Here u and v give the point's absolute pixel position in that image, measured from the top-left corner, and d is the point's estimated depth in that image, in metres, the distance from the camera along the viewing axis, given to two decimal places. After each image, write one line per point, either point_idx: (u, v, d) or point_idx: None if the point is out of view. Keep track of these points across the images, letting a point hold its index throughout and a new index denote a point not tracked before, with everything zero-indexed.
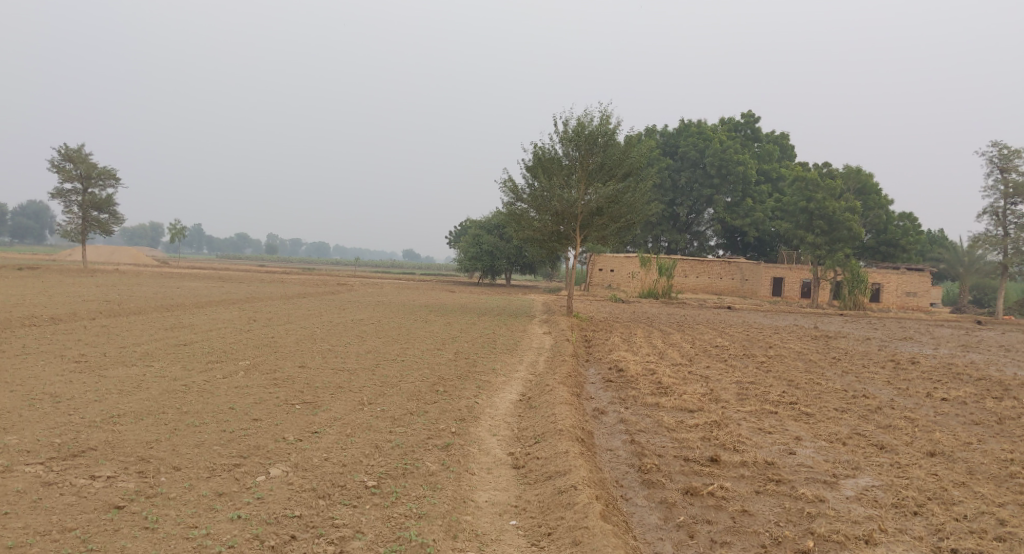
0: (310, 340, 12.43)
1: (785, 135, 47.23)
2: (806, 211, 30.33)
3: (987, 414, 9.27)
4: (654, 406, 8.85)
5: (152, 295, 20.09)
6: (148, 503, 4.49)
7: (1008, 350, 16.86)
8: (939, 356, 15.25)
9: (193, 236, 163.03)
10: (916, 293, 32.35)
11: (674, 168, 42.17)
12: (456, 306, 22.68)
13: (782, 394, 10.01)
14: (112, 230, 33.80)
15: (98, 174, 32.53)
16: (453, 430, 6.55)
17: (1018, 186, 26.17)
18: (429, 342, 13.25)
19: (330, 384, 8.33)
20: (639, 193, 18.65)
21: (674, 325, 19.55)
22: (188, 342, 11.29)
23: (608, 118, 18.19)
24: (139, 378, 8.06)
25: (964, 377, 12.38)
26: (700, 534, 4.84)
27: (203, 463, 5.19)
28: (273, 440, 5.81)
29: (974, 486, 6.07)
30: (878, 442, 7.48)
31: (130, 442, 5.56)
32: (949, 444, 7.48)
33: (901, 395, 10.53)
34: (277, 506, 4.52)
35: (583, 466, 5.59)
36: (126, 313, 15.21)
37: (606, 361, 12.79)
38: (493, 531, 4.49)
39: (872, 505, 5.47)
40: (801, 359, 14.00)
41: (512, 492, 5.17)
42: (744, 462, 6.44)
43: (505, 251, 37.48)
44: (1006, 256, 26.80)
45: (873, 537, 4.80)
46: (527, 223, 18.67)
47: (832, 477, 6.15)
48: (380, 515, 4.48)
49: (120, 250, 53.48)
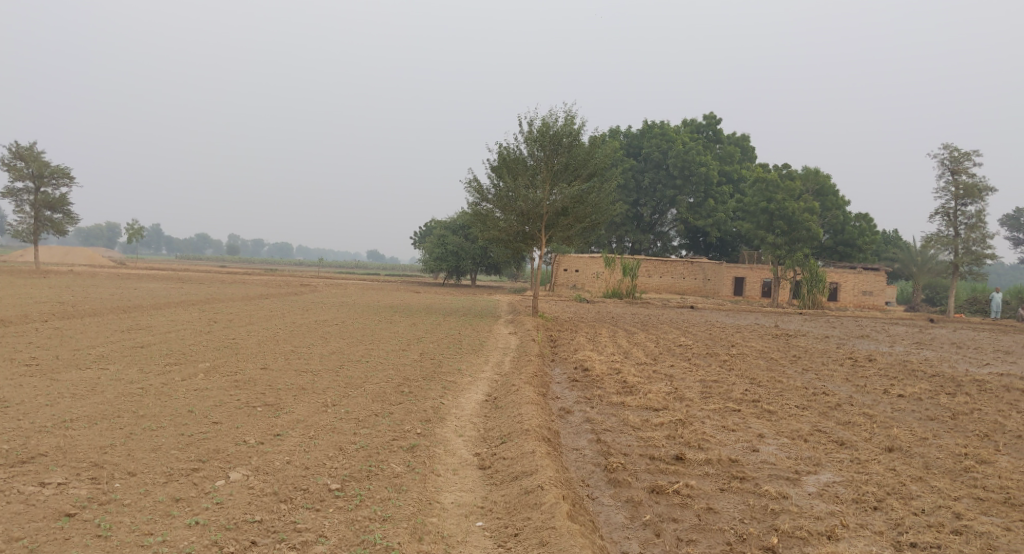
0: (273, 341, 12.19)
1: (746, 136, 48.17)
2: (767, 211, 30.97)
3: (940, 410, 9.57)
4: (619, 405, 8.91)
5: (107, 296, 19.49)
6: (101, 510, 4.30)
7: (960, 347, 17.47)
8: (895, 353, 15.70)
9: (150, 236, 158.57)
10: (872, 293, 33.30)
11: (637, 169, 42.62)
12: (422, 306, 22.54)
13: (744, 392, 10.17)
14: (66, 230, 32.66)
15: (51, 172, 31.38)
16: (419, 432, 6.48)
17: (969, 188, 27.15)
18: (394, 342, 13.12)
19: (292, 386, 8.16)
20: (604, 193, 18.79)
21: (639, 325, 19.76)
22: (145, 344, 10.96)
23: (573, 118, 18.28)
24: (93, 381, 7.78)
25: (918, 373, 12.77)
26: (666, 533, 4.87)
27: (160, 467, 5.00)
28: (233, 444, 5.64)
29: (931, 481, 6.25)
30: (838, 438, 7.65)
31: (83, 447, 5.35)
32: (906, 440, 7.70)
33: (859, 391, 10.81)
34: (236, 511, 4.38)
35: (550, 466, 5.57)
36: (80, 315, 14.71)
37: (572, 360, 12.83)
38: (459, 532, 4.43)
39: (833, 501, 5.58)
40: (762, 357, 14.26)
41: (479, 493, 5.12)
42: (709, 460, 6.51)
43: (471, 251, 37.41)
44: (957, 255, 27.76)
45: (834, 532, 4.88)
46: (493, 223, 18.64)
47: (795, 474, 6.27)
48: (344, 519, 4.37)
49: (74, 250, 51.69)
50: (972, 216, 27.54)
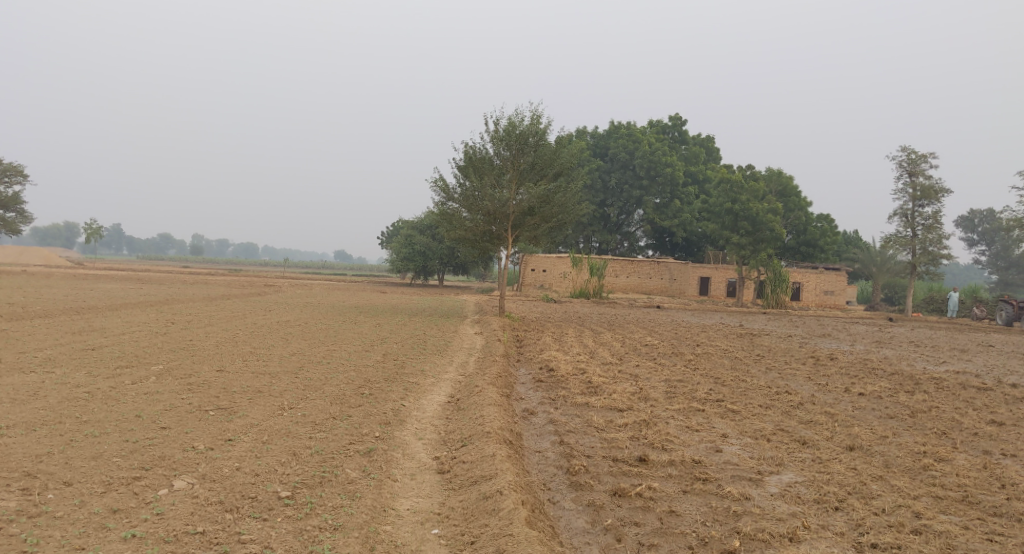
0: (232, 342, 11.82)
1: (711, 137, 48.80)
2: (731, 212, 31.37)
3: (899, 408, 9.72)
4: (584, 405, 8.82)
5: (61, 297, 18.77)
6: (29, 524, 3.94)
7: (917, 346, 17.87)
8: (855, 352, 15.98)
9: (109, 234, 153.90)
10: (833, 293, 34.00)
11: (604, 169, 42.81)
12: (388, 307, 22.20)
13: (709, 392, 10.18)
14: (19, 229, 31.42)
15: (3, 170, 30.16)
16: (377, 435, 6.27)
17: (926, 190, 27.89)
18: (357, 343, 12.84)
19: (248, 388, 7.85)
20: (570, 193, 18.73)
21: (605, 324, 19.75)
22: (96, 346, 10.52)
23: (539, 118, 18.18)
24: (36, 385, 7.36)
25: (878, 372, 12.97)
26: (627, 537, 4.75)
27: (99, 476, 4.66)
28: (181, 450, 5.35)
29: (891, 480, 6.28)
30: (800, 438, 7.68)
31: (17, 457, 4.97)
32: (866, 439, 7.77)
33: (821, 390, 10.92)
34: (177, 523, 4.07)
35: (510, 469, 5.42)
36: (29, 316, 14.10)
37: (538, 361, 12.69)
38: (414, 541, 4.23)
39: (795, 502, 5.55)
40: (727, 357, 14.35)
41: (436, 499, 4.94)
42: (672, 461, 6.44)
43: (439, 251, 37.12)
44: (915, 256, 28.50)
45: (795, 535, 4.83)
46: (459, 223, 18.43)
47: (757, 474, 6.23)
48: (292, 529, 4.12)
49: (28, 250, 49.71)
50: (929, 217, 28.30)
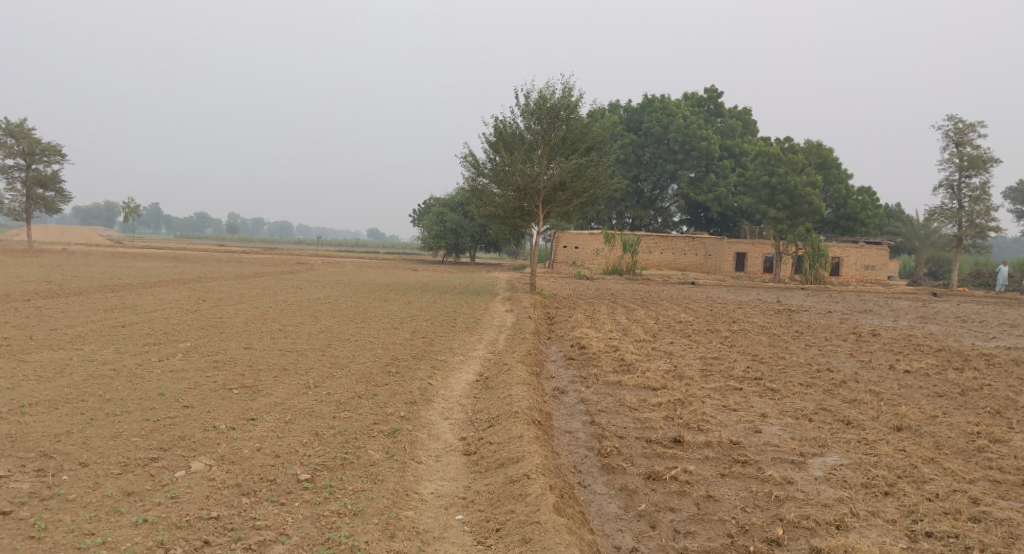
0: (260, 320, 11.80)
1: (748, 110, 47.42)
2: (769, 185, 30.39)
3: (948, 386, 9.23)
4: (616, 384, 8.54)
5: (98, 275, 19.09)
6: (40, 507, 3.86)
7: (965, 321, 17.12)
8: (898, 328, 15.37)
9: (149, 215, 157.12)
10: (874, 267, 32.91)
11: (637, 143, 41.99)
12: (419, 285, 22.03)
13: (746, 369, 9.83)
14: (58, 208, 32.07)
15: (42, 149, 30.74)
16: (402, 415, 6.11)
17: (973, 159, 26.59)
18: (386, 321, 12.74)
19: (274, 366, 7.80)
20: (603, 167, 18.26)
21: (638, 301, 19.38)
22: (127, 323, 10.58)
23: (571, 90, 17.73)
24: (64, 363, 7.40)
25: (924, 348, 12.42)
26: (662, 524, 4.50)
27: (115, 457, 4.59)
28: (201, 430, 5.26)
29: (943, 463, 5.91)
30: (844, 418, 7.32)
31: (36, 436, 4.94)
32: (914, 418, 7.37)
33: (864, 367, 10.49)
34: (191, 506, 3.96)
35: (538, 452, 5.21)
36: (65, 294, 14.30)
37: (569, 339, 12.41)
38: (437, 527, 4.05)
39: (841, 486, 5.22)
40: (764, 333, 13.89)
41: (461, 482, 4.76)
42: (709, 443, 6.16)
43: (469, 229, 36.89)
44: (961, 228, 27.29)
45: (843, 522, 4.51)
46: (489, 199, 18.14)
47: (800, 457, 5.92)
48: (309, 514, 3.97)
49: (70, 229, 50.79)
50: (977, 188, 27.02)
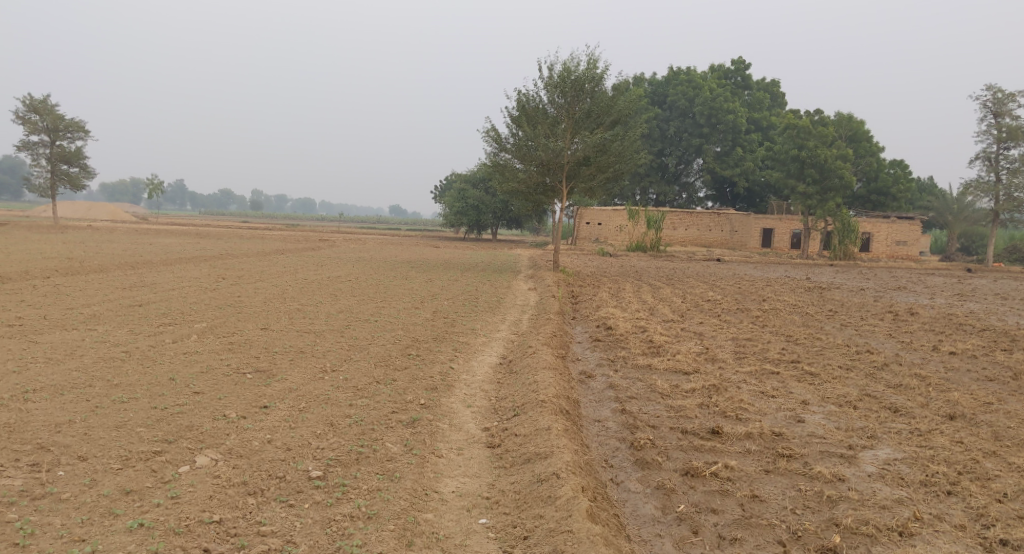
0: (279, 299, 11.55)
1: (775, 82, 45.95)
2: (797, 159, 29.27)
3: (999, 369, 8.65)
4: (646, 367, 8.13)
5: (120, 252, 19.09)
6: (30, 509, 3.58)
7: (1005, 299, 16.36)
8: (936, 306, 14.64)
9: (173, 191, 158.95)
10: (906, 243, 31.91)
11: (662, 118, 41.04)
12: (440, 262, 21.67)
13: (782, 351, 9.36)
14: (83, 184, 32.21)
15: (65, 126, 30.78)
16: (422, 403, 5.76)
17: (1012, 131, 25.34)
18: (406, 300, 12.40)
19: (290, 349, 7.50)
20: (628, 141, 17.60)
21: (664, 279, 18.89)
22: (143, 303, 10.39)
23: (596, 62, 17.07)
24: (74, 344, 7.19)
25: (966, 328, 11.77)
26: (705, 530, 4.12)
27: (116, 451, 4.30)
28: (210, 420, 4.97)
29: (1007, 457, 5.41)
30: (892, 405, 6.82)
31: (36, 425, 4.67)
32: (967, 406, 6.83)
33: (906, 349, 9.91)
34: (193, 508, 3.66)
35: (568, 446, 4.84)
36: (84, 271, 14.21)
37: (595, 319, 11.97)
38: (459, 533, 3.72)
39: (897, 484, 4.78)
40: (796, 312, 13.34)
41: (485, 480, 4.42)
42: (750, 434, 5.71)
43: (491, 205, 36.36)
44: (998, 203, 26.10)
45: (907, 528, 4.09)
46: (512, 174, 17.65)
47: (849, 449, 5.48)
48: (320, 519, 3.65)
49: (95, 206, 51.26)
50: (1015, 159, 25.77)
